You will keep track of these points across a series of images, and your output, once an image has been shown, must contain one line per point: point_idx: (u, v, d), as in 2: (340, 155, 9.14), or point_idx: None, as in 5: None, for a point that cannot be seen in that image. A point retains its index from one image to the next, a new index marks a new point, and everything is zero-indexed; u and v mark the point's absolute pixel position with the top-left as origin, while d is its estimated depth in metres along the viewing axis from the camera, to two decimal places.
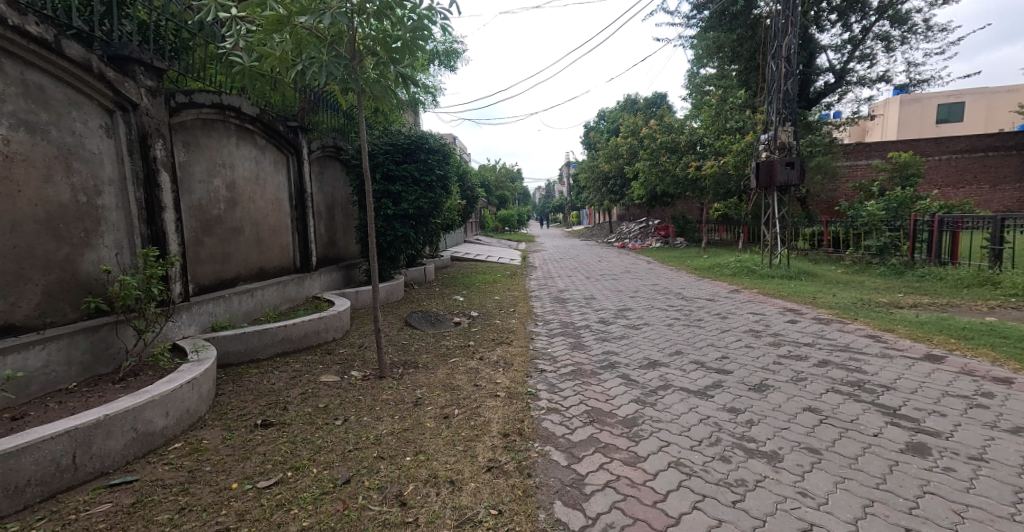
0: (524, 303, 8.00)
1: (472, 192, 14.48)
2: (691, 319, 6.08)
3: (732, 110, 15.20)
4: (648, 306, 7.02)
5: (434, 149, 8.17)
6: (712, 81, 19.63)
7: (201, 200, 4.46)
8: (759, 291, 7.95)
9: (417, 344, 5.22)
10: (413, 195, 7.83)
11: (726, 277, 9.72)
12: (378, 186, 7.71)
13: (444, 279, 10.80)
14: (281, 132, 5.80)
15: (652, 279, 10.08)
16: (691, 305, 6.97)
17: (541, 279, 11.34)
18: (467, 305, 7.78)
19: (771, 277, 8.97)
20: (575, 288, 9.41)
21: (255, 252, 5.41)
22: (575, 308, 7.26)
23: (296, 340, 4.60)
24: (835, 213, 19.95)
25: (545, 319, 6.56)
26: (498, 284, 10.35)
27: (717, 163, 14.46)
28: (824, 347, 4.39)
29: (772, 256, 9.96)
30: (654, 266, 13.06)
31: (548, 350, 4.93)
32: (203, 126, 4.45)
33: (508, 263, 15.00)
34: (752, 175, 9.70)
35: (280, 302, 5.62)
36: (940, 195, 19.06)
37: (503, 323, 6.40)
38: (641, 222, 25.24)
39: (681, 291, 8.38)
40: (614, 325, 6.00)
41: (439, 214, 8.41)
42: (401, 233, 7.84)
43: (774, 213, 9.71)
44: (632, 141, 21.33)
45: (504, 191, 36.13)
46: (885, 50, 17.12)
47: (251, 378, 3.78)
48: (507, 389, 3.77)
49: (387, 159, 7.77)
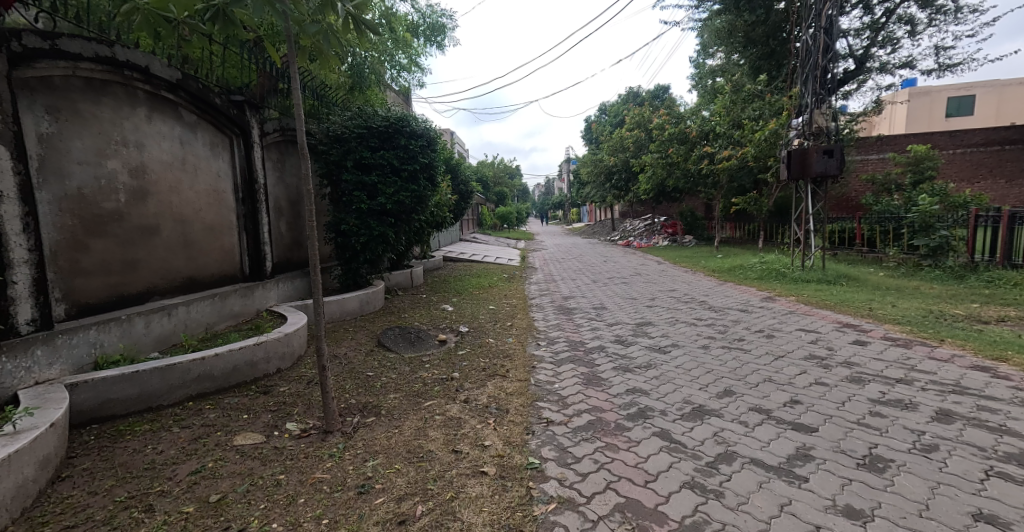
0: (523, 315, 6.84)
1: (467, 187, 13.32)
2: (729, 338, 4.92)
3: (749, 97, 14.04)
4: (672, 321, 5.87)
5: (418, 134, 7.01)
6: (720, 71, 18.59)
7: (82, 189, 3.36)
8: (798, 300, 6.79)
9: (385, 377, 4.08)
10: (392, 188, 6.68)
11: (752, 282, 8.56)
12: (350, 177, 6.53)
13: (433, 284, 9.65)
14: (220, 106, 4.64)
15: (668, 285, 8.93)
16: (723, 318, 5.82)
17: (542, 283, 10.17)
18: (456, 318, 6.65)
19: (806, 283, 7.84)
20: (581, 294, 8.26)
21: (182, 257, 4.28)
22: (584, 322, 6.10)
23: (218, 378, 3.46)
24: (851, 210, 18.80)
25: (549, 338, 5.41)
26: (494, 290, 9.18)
27: (733, 156, 13.32)
28: (928, 386, 3.25)
29: (804, 258, 8.82)
30: (666, 267, 11.93)
31: (554, 387, 3.79)
32: (85, 88, 3.37)
33: (507, 264, 13.80)
34: (781, 166, 8.57)
35: (218, 320, 4.50)
36: (962, 190, 17.88)
37: (497, 343, 5.25)
38: (646, 219, 24.10)
39: (705, 300, 7.23)
40: (633, 347, 4.84)
41: (423, 210, 7.26)
42: (378, 232, 6.70)
43: (807, 208, 8.56)
44: (638, 133, 20.16)
45: (503, 188, 34.94)
46: (909, 34, 15.97)
47: (131, 445, 2.65)
48: (500, 459, 2.63)
49: (361, 145, 6.60)
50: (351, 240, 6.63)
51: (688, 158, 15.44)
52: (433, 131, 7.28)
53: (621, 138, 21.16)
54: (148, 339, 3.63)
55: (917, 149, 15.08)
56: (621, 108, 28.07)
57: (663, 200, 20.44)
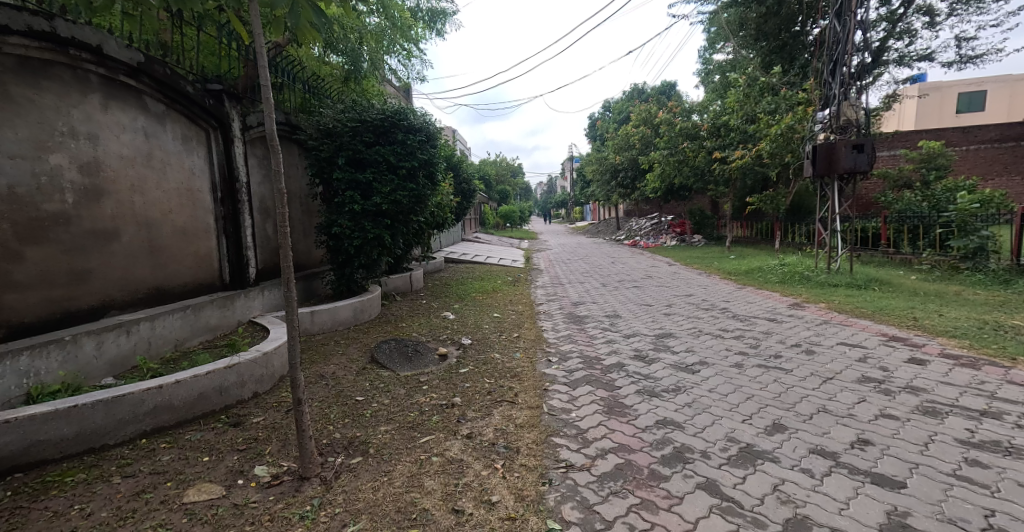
0: (530, 324, 6.34)
1: (469, 185, 12.83)
2: (763, 353, 4.40)
3: (763, 91, 13.49)
4: (694, 333, 5.35)
5: (417, 127, 6.49)
6: (728, 65, 18.03)
7: (16, 188, 2.88)
8: (829, 308, 6.27)
9: (376, 403, 3.58)
10: (388, 187, 6.18)
11: (774, 287, 8.03)
12: (342, 174, 6.01)
13: (435, 288, 9.17)
14: (192, 94, 4.11)
15: (683, 290, 8.41)
16: (751, 330, 5.30)
17: (548, 286, 9.66)
18: (458, 327, 6.15)
19: (833, 288, 7.32)
20: (592, 300, 7.75)
21: (148, 265, 3.78)
22: (598, 334, 5.58)
23: (180, 408, 2.95)
24: (866, 207, 18.22)
25: (561, 353, 4.91)
26: (498, 294, 8.68)
27: (747, 152, 12.78)
28: (1019, 422, 2.73)
29: (828, 260, 8.29)
30: (677, 269, 11.45)
31: (570, 418, 3.28)
32: (18, 69, 2.90)
33: (511, 265, 13.33)
34: (805, 162, 8.03)
35: (191, 335, 4.01)
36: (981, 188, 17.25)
37: (503, 358, 4.76)
38: (652, 218, 23.57)
39: (726, 307, 6.70)
40: (656, 364, 4.33)
41: (422, 210, 6.75)
42: (374, 235, 6.19)
43: (833, 206, 8.02)
44: (645, 130, 19.60)
45: (506, 186, 34.44)
46: (928, 25, 15.34)
47: (56, 507, 2.18)
48: (512, 525, 2.15)
49: (355, 140, 6.08)
50: (344, 244, 6.13)
51: (699, 155, 14.90)
52: (433, 125, 6.76)
53: (627, 134, 20.61)
54: (100, 362, 3.13)
55: (930, 145, 14.53)
56: (626, 104, 27.47)
57: (671, 199, 19.91)
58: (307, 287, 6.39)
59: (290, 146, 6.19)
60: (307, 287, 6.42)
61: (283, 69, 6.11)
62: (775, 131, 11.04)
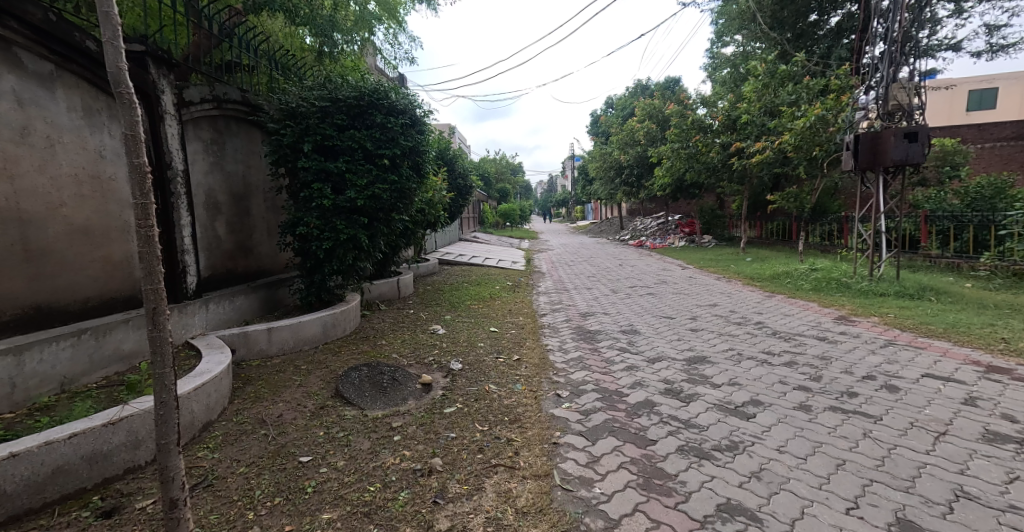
0: (534, 342, 5.41)
1: (465, 181, 11.90)
2: (832, 389, 3.45)
3: (783, 81, 12.57)
4: (732, 357, 4.41)
5: (400, 110, 5.53)
6: (736, 57, 17.14)
7: None
8: (886, 323, 5.33)
9: (324, 468, 2.64)
10: (364, 179, 5.22)
11: (809, 297, 7.11)
12: (309, 163, 5.03)
13: (426, 295, 8.23)
14: (96, 54, 3.22)
15: (705, 299, 7.48)
16: (803, 353, 4.35)
17: (553, 293, 8.72)
18: (449, 347, 5.23)
19: (882, 299, 6.39)
20: (603, 311, 6.81)
21: (22, 273, 2.90)
22: (616, 358, 4.64)
23: (17, 495, 2.02)
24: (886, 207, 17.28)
25: (573, 385, 3.98)
26: (497, 303, 7.74)
27: (768, 147, 11.68)
28: None
29: (870, 266, 7.34)
30: (693, 274, 10.52)
31: (593, 498, 2.34)
32: None
33: (512, 267, 12.40)
34: (845, 154, 7.10)
35: (91, 368, 3.09)
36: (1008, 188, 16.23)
37: (501, 393, 3.83)
38: (659, 218, 22.65)
39: (761, 322, 5.77)
40: (696, 405, 3.39)
41: (406, 206, 5.79)
42: (348, 236, 5.24)
43: (878, 203, 7.07)
44: (651, 126, 18.67)
45: (506, 185, 33.56)
46: (955, 12, 14.36)
47: None
48: None
49: (324, 122, 5.10)
50: (312, 247, 5.18)
51: (712, 151, 13.97)
52: (421, 108, 5.83)
53: (632, 130, 19.68)
54: None
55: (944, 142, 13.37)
56: (630, 100, 26.54)
57: (679, 197, 19.00)
58: (271, 294, 5.42)
59: (251, 131, 5.23)
60: (271, 295, 5.45)
61: (242, 40, 5.17)
62: (802, 122, 10.04)
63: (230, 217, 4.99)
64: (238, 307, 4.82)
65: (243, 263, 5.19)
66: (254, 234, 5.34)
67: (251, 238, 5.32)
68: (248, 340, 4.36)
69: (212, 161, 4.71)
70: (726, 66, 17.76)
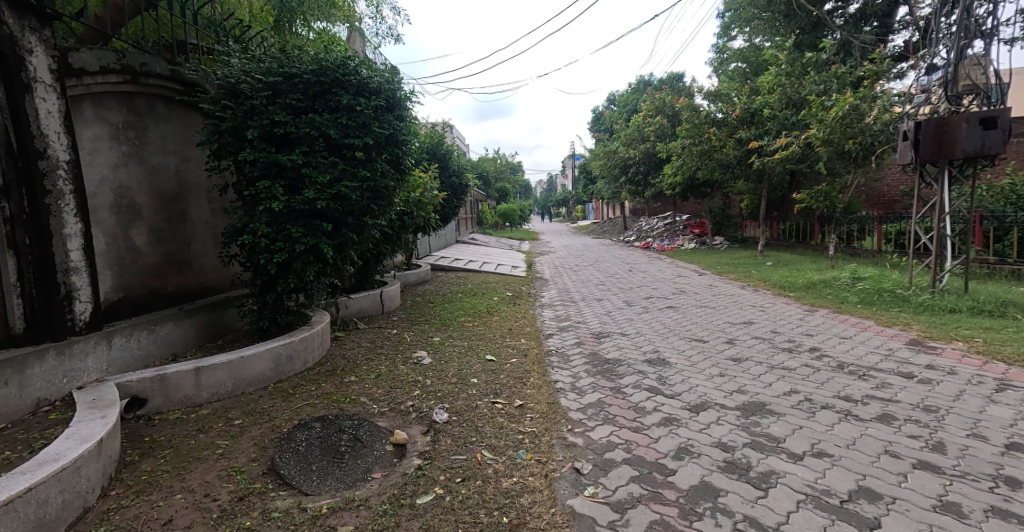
0: (540, 377, 4.39)
1: (461, 180, 10.89)
2: (975, 471, 2.41)
3: (805, 70, 11.53)
4: (800, 404, 3.39)
5: (374, 90, 4.49)
6: (750, 48, 16.17)
7: None
8: (981, 351, 4.32)
9: None
10: (327, 176, 4.19)
11: (859, 313, 6.11)
12: (254, 155, 3.97)
13: (415, 309, 7.21)
14: None
15: (737, 316, 6.46)
16: (895, 401, 3.31)
17: (559, 306, 7.70)
18: (436, 385, 4.22)
19: (955, 317, 5.39)
20: (620, 333, 5.79)
21: None
22: (647, 405, 3.61)
23: None
24: (886, 206, 16.02)
25: (596, 453, 2.95)
26: (496, 319, 6.72)
27: (793, 142, 10.62)
28: None
29: (931, 276, 6.36)
30: (713, 281, 9.52)
31: None
32: None
33: (513, 273, 11.39)
34: (902, 145, 6.19)
35: None
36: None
37: (499, 467, 2.81)
38: (665, 218, 21.69)
39: (817, 348, 4.76)
40: (780, 497, 2.34)
41: (381, 208, 4.75)
42: (308, 246, 4.21)
43: (943, 202, 6.05)
44: (660, 121, 17.69)
45: (505, 184, 32.61)
46: None
47: None
48: None
49: (275, 104, 4.05)
50: (261, 260, 4.13)
51: (728, 147, 12.95)
52: (403, 89, 4.78)
53: (638, 126, 18.70)
54: None
55: None
56: (633, 96, 25.49)
57: (689, 197, 17.98)
58: (215, 319, 4.35)
59: (187, 116, 4.17)
60: (214, 320, 4.37)
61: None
62: (834, 113, 9.03)
63: (157, 224, 3.93)
64: (163, 338, 3.75)
65: (177, 281, 4.13)
66: (193, 244, 4.30)
67: (188, 250, 4.26)
68: (166, 386, 3.30)
69: (127, 153, 3.66)
70: (734, 60, 16.91)
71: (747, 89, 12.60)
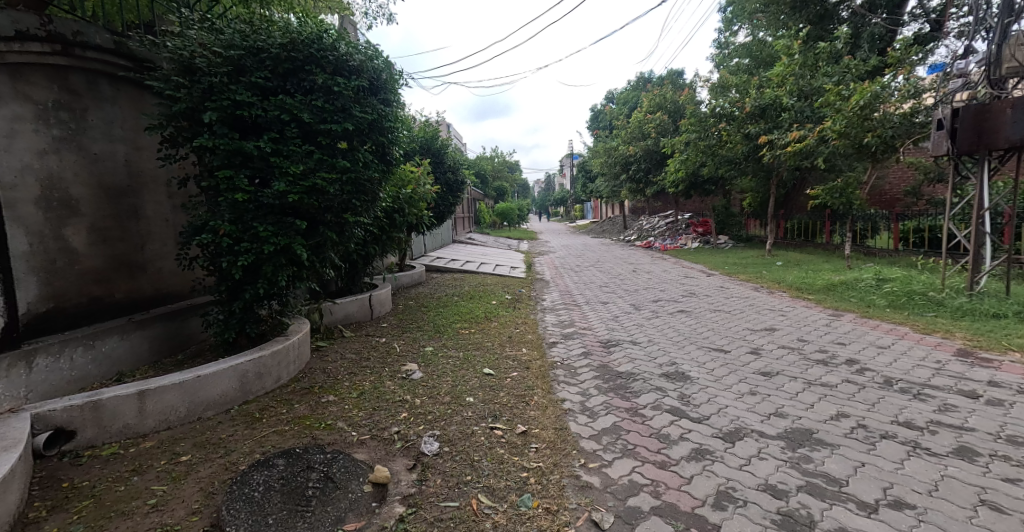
0: (544, 395, 3.86)
1: (457, 176, 10.34)
2: None
3: (817, 62, 11.02)
4: (855, 433, 2.86)
5: (354, 69, 3.97)
6: (755, 40, 15.63)
7: None
8: None
9: None
10: (301, 166, 3.64)
11: (891, 318, 5.59)
12: (214, 141, 3.41)
13: (406, 314, 6.66)
14: None
15: (756, 321, 5.94)
16: (969, 430, 2.79)
17: (561, 310, 7.18)
18: (426, 406, 3.68)
19: (1002, 323, 4.88)
20: (631, 342, 5.27)
21: None
22: (671, 433, 3.10)
23: None
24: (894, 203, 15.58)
25: (616, 499, 2.44)
26: (495, 325, 6.19)
27: (807, 135, 10.09)
28: None
29: (968, 278, 5.83)
30: (724, 283, 9.00)
31: None
32: None
33: (512, 274, 10.85)
34: (937, 134, 5.66)
35: None
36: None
37: (500, 520, 2.29)
38: (667, 216, 21.20)
39: (855, 360, 4.24)
40: None
41: (364, 203, 4.21)
42: (279, 246, 3.66)
43: (983, 197, 5.52)
44: (662, 117, 17.18)
45: (502, 183, 32.02)
46: None
47: None
48: None
49: (238, 82, 3.49)
50: (224, 263, 3.58)
51: (736, 142, 12.44)
52: (389, 69, 4.27)
53: (639, 122, 18.18)
54: None
55: None
56: (633, 93, 24.94)
57: (692, 195, 17.47)
58: (174, 330, 3.81)
59: (137, 97, 3.62)
60: (174, 332, 3.83)
61: None
62: (855, 102, 8.62)
63: (101, 221, 3.40)
64: (104, 355, 3.22)
65: (127, 288, 3.59)
66: (148, 245, 3.76)
67: (141, 252, 3.71)
68: (101, 414, 2.77)
69: (58, 136, 3.13)
70: (737, 55, 16.06)
71: (754, 82, 12.10)
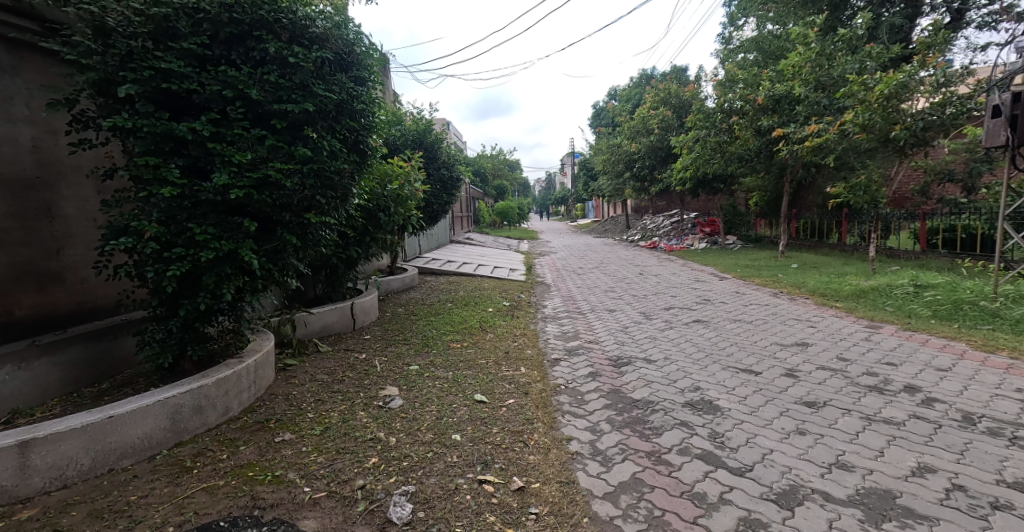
0: (547, 433, 3.18)
1: (450, 172, 9.63)
2: None
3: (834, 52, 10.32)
4: (954, 500, 2.23)
5: (316, 39, 3.32)
6: (765, 32, 14.92)
7: None
8: None
9: None
10: (247, 154, 2.96)
11: (941, 331, 4.91)
12: (133, 121, 2.72)
13: (392, 324, 5.98)
14: None
15: (784, 334, 5.26)
16: None
17: (565, 318, 6.49)
18: (401, 446, 3.00)
19: None
20: (645, 360, 4.57)
21: None
22: (709, 493, 2.43)
23: None
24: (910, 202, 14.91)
25: None
26: (490, 337, 5.51)
27: (825, 128, 9.39)
28: None
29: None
30: (739, 287, 8.31)
31: None
32: None
33: (511, 276, 10.17)
34: (996, 122, 4.94)
35: None
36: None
37: None
38: (672, 215, 20.53)
39: (917, 386, 3.56)
40: None
41: (330, 199, 3.52)
42: (222, 252, 2.99)
43: None
44: (665, 112, 16.46)
45: (502, 181, 31.31)
46: None
47: None
48: None
49: (165, 48, 2.80)
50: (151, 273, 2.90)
51: (747, 137, 11.74)
52: (362, 41, 3.62)
53: (643, 118, 17.50)
54: None
55: None
56: (635, 89, 24.23)
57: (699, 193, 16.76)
58: (97, 353, 3.14)
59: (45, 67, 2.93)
60: (99, 354, 3.17)
61: None
62: (878, 91, 7.91)
63: None
64: None
65: (33, 302, 2.93)
66: (64, 249, 3.08)
67: (54, 258, 3.03)
68: None
69: None
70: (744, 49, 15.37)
71: (767, 73, 11.40)
